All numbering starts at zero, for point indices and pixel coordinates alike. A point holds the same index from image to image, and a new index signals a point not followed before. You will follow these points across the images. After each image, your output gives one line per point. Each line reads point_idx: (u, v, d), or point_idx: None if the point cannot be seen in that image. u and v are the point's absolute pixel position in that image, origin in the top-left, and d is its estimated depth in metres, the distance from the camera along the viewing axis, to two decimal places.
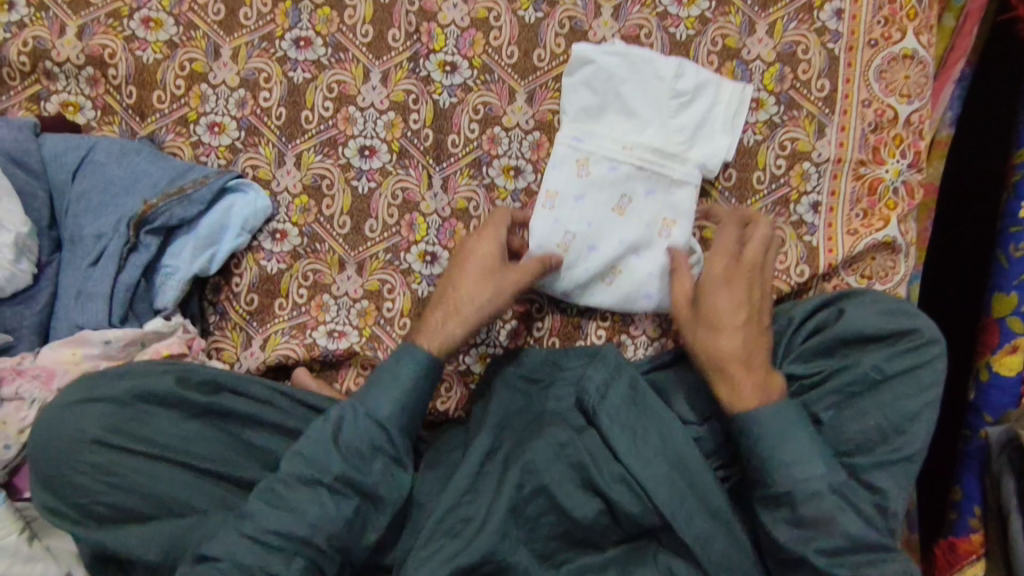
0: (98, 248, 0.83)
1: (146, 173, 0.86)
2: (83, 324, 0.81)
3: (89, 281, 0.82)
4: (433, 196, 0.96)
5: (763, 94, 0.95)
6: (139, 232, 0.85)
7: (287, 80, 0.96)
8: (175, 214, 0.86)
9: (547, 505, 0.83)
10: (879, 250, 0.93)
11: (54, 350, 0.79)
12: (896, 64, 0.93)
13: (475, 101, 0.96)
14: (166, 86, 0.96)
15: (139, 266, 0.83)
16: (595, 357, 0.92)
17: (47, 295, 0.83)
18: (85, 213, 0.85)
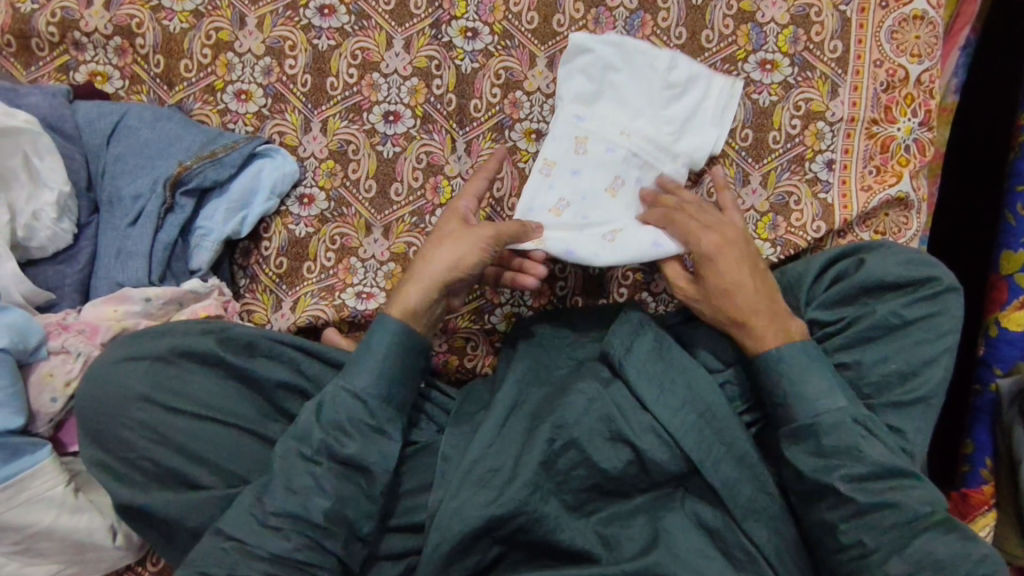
0: (137, 208, 0.85)
1: (179, 137, 0.88)
2: (124, 282, 0.83)
3: (128, 240, 0.84)
4: (457, 160, 0.98)
5: (778, 55, 0.97)
6: (174, 193, 0.87)
7: (312, 47, 0.97)
8: (209, 176, 0.88)
9: (577, 457, 0.85)
10: (892, 206, 0.96)
11: (97, 307, 0.81)
12: (906, 24, 0.96)
13: (497, 66, 0.98)
14: (192, 55, 0.98)
15: (177, 226, 0.85)
16: (620, 314, 0.94)
17: (87, 256, 0.84)
18: (122, 174, 0.86)
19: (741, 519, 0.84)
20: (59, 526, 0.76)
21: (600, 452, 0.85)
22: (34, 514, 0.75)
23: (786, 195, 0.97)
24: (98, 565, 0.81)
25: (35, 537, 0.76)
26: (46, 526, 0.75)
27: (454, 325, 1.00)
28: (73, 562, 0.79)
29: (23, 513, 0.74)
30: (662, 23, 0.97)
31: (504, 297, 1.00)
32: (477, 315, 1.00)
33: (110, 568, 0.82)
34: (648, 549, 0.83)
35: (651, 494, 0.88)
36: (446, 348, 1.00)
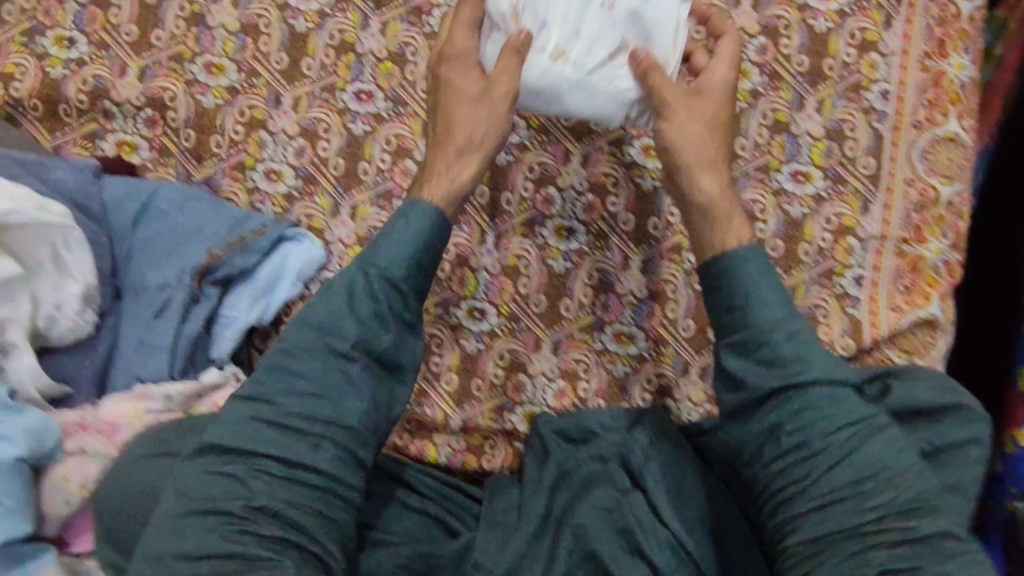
0: (162, 299, 0.83)
1: (207, 224, 0.87)
2: (144, 377, 0.82)
3: (152, 332, 0.83)
4: (485, 253, 0.97)
5: (811, 168, 0.98)
6: (201, 283, 0.85)
7: (347, 131, 0.97)
8: (236, 265, 0.86)
9: (596, 570, 0.82)
10: (920, 327, 0.96)
11: (116, 403, 0.80)
12: (939, 146, 0.97)
13: (531, 160, 0.98)
14: (224, 131, 0.96)
15: (201, 318, 0.84)
16: (638, 420, 0.94)
17: (106, 346, 0.83)
18: (148, 263, 0.85)
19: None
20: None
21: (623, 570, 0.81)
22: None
23: (814, 308, 0.97)
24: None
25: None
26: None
27: (474, 422, 0.97)
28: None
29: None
30: None
31: (525, 395, 0.97)
32: (497, 412, 0.97)
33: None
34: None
35: None
36: (464, 447, 0.96)
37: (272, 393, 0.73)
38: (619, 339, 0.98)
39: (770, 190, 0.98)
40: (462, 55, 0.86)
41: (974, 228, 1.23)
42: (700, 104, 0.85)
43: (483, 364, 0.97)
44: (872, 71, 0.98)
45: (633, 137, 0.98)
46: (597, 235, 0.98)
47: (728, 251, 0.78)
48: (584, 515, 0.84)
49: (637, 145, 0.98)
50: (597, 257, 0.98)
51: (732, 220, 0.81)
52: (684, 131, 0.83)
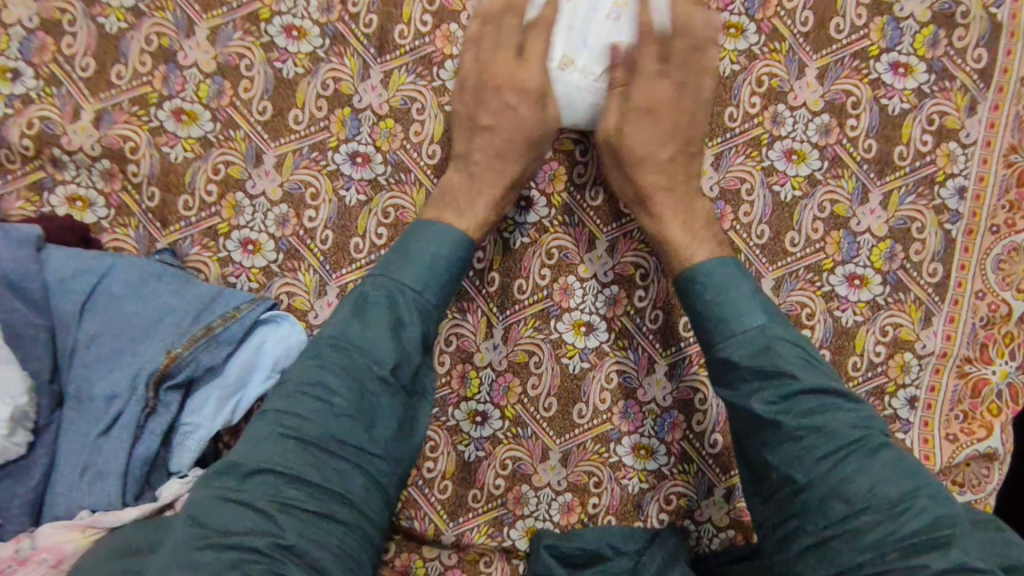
0: (111, 414, 0.70)
1: (167, 310, 0.74)
2: (90, 506, 0.68)
3: (99, 453, 0.69)
4: (491, 347, 0.85)
5: (869, 271, 0.86)
6: (158, 391, 0.72)
7: (337, 198, 0.83)
8: (201, 363, 0.73)
9: None
10: (976, 460, 0.85)
11: (58, 529, 0.64)
12: (1017, 255, 0.85)
13: (549, 244, 0.85)
14: (195, 190, 0.82)
15: (158, 435, 0.71)
16: (652, 541, 0.81)
17: (43, 467, 0.69)
18: (96, 365, 0.71)
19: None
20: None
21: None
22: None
23: None
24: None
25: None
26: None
27: (469, 539, 0.84)
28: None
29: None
30: (743, 219, 0.86)
31: (528, 508, 0.85)
32: (495, 526, 0.84)
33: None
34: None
35: None
36: (455, 564, 0.84)
37: (301, 442, 0.62)
38: (637, 452, 0.85)
39: (821, 293, 0.86)
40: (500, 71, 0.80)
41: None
42: (667, 115, 0.81)
43: (482, 474, 0.84)
44: (948, 164, 0.85)
45: None
46: (620, 332, 0.86)
47: (694, 266, 0.74)
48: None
49: None
50: (620, 357, 0.86)
51: (682, 224, 0.78)
52: (655, 171, 0.79)
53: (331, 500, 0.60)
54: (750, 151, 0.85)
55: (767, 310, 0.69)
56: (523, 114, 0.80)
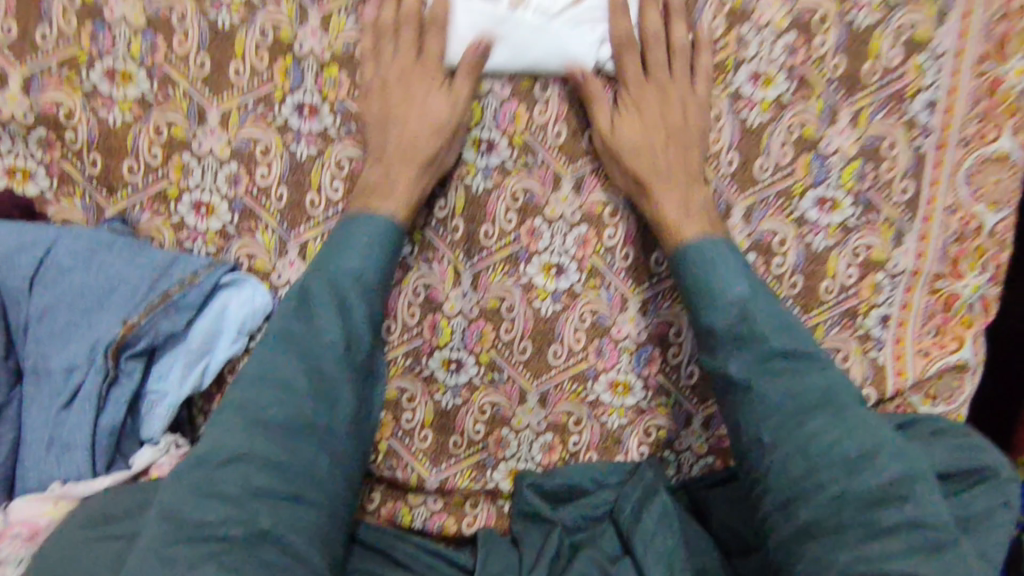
0: (71, 386, 0.70)
1: (121, 279, 0.72)
2: (60, 478, 0.70)
3: (63, 426, 0.70)
4: (460, 295, 0.83)
5: (839, 193, 0.84)
6: (118, 359, 0.71)
7: (288, 154, 0.79)
8: (162, 329, 0.72)
9: None
10: (948, 372, 0.85)
11: (30, 503, 0.66)
12: (987, 166, 0.84)
13: (514, 186, 0.82)
14: (139, 154, 0.79)
15: (122, 404, 0.71)
16: (633, 474, 0.84)
17: (10, 443, 0.70)
18: (50, 339, 0.70)
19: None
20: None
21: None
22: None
23: (833, 351, 0.86)
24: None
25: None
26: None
27: (452, 484, 0.86)
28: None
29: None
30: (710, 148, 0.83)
31: (509, 451, 0.86)
32: (478, 470, 0.86)
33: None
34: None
35: None
36: (441, 508, 0.86)
37: (269, 429, 0.65)
38: (614, 389, 0.86)
39: (790, 219, 0.85)
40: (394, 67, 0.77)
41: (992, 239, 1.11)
42: (653, 96, 0.81)
43: (461, 419, 0.85)
44: (918, 78, 0.82)
45: None
46: (591, 272, 0.84)
47: (683, 243, 0.77)
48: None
49: None
50: (592, 296, 0.84)
51: (693, 206, 0.80)
52: (642, 147, 0.80)
53: (302, 481, 0.64)
54: (715, 78, 0.83)
55: (753, 287, 0.75)
56: (426, 99, 0.77)
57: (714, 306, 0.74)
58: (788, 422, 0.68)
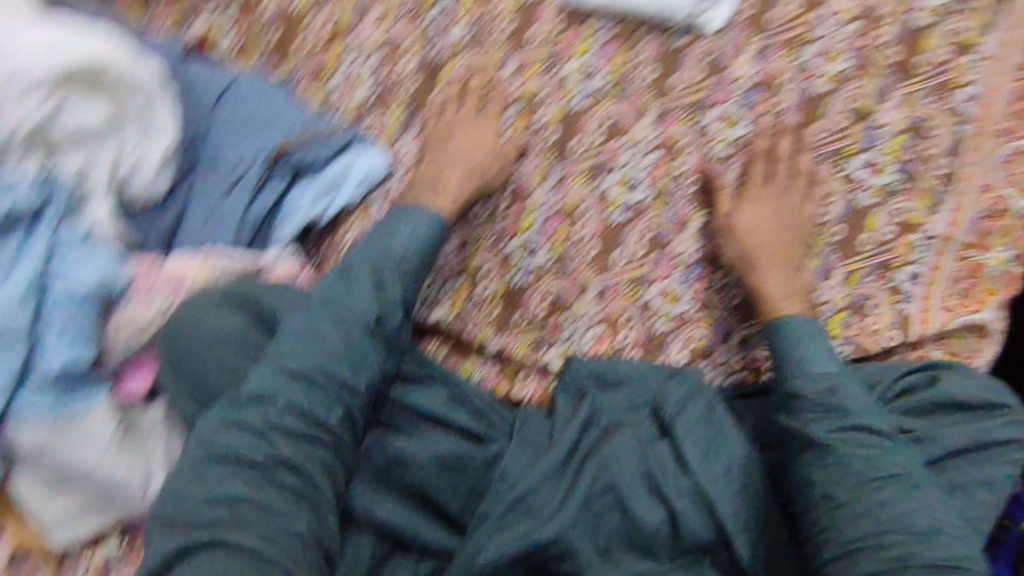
0: (236, 172, 0.94)
1: (283, 114, 0.97)
2: (210, 241, 0.93)
3: (221, 205, 0.94)
4: (546, 191, 0.97)
5: (886, 160, 0.96)
6: (273, 168, 0.95)
7: (426, 52, 0.99)
8: (309, 157, 0.95)
9: (613, 500, 0.85)
10: (967, 331, 0.96)
11: (180, 257, 0.89)
12: (1018, 156, 0.96)
13: (605, 110, 0.97)
14: (309, 34, 1.00)
15: (269, 199, 0.94)
16: (675, 375, 0.93)
17: (175, 211, 0.94)
18: (226, 140, 0.96)
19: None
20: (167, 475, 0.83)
21: (647, 519, 0.83)
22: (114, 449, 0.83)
23: (866, 297, 0.96)
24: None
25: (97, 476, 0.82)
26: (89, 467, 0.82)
27: (511, 351, 0.97)
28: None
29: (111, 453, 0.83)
30: (779, 105, 0.97)
31: (566, 334, 0.97)
32: (535, 346, 0.97)
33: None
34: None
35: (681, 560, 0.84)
36: (497, 372, 0.97)
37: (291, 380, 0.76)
38: (665, 297, 0.97)
39: (840, 176, 0.97)
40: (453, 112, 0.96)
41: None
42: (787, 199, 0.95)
43: (528, 298, 0.97)
44: (961, 74, 0.96)
45: (712, 102, 0.97)
46: (660, 192, 0.97)
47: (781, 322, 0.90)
48: (620, 465, 0.86)
49: (715, 112, 0.97)
50: (658, 213, 0.97)
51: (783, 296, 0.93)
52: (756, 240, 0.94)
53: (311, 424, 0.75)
54: (787, 49, 0.97)
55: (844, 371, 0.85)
56: (480, 133, 0.95)
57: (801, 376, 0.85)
58: (855, 489, 0.76)
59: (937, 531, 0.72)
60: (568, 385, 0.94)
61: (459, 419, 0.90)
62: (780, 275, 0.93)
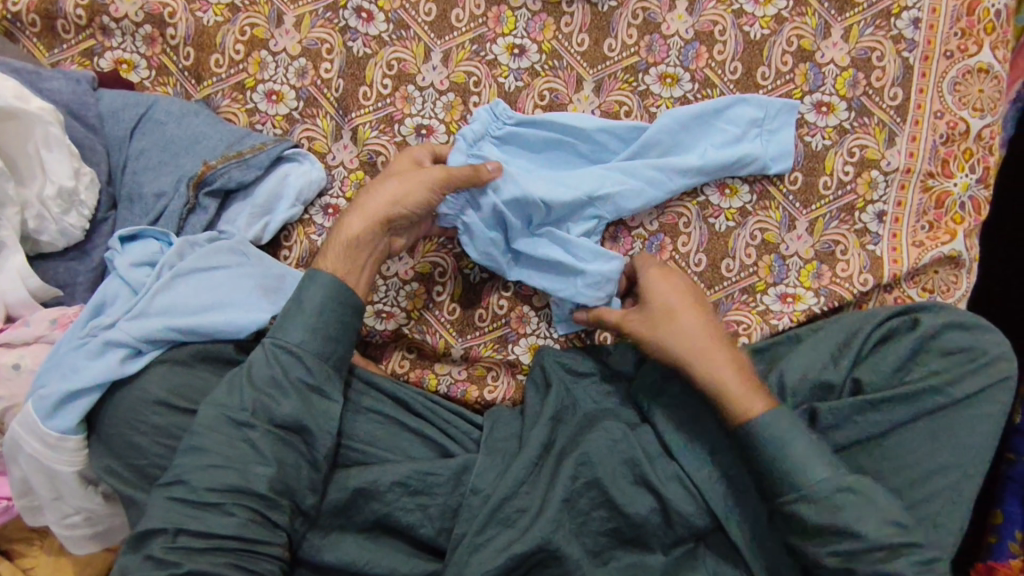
0: (159, 207, 0.85)
1: (55, 93, 0.85)
2: (131, 222, 0.85)
3: (130, 218, 0.85)
4: (338, 148, 0.94)
5: (677, 69, 0.94)
6: (198, 192, 0.86)
7: (194, 19, 0.95)
8: (234, 176, 0.87)
9: (400, 475, 0.79)
10: (762, 249, 0.93)
11: (146, 244, 0.82)
12: (796, 54, 0.93)
13: (388, 57, 0.94)
14: (67, 15, 0.95)
15: (199, 227, 0.86)
16: (436, 412, 0.87)
17: (99, 253, 0.83)
18: (81, 137, 0.85)
19: (602, 532, 0.80)
20: (36, 468, 0.74)
21: (441, 477, 0.80)
22: (97, 376, 0.72)
23: (676, 216, 0.94)
24: (53, 514, 0.77)
25: (33, 429, 0.73)
26: (28, 461, 0.74)
27: None
28: (21, 498, 0.77)
29: (100, 396, 0.74)
30: (564, 28, 0.94)
31: (378, 296, 0.94)
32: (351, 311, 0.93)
33: (89, 551, 0.82)
34: (517, 564, 0.77)
35: (504, 558, 0.75)
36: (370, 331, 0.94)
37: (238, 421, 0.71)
38: None
39: (636, 91, 0.94)
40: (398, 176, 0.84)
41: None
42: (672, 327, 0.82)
43: None
44: None
45: (495, 34, 0.94)
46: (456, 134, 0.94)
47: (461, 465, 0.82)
48: (412, 442, 0.85)
49: (500, 43, 0.94)
50: None
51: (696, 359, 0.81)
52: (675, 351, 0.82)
53: (246, 477, 0.70)
54: None
55: (539, 457, 0.82)
56: (398, 185, 0.83)
57: (463, 513, 0.78)
58: (468, 555, 0.77)
59: (650, 557, 0.80)
60: (363, 373, 0.87)
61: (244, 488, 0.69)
62: (694, 324, 0.82)
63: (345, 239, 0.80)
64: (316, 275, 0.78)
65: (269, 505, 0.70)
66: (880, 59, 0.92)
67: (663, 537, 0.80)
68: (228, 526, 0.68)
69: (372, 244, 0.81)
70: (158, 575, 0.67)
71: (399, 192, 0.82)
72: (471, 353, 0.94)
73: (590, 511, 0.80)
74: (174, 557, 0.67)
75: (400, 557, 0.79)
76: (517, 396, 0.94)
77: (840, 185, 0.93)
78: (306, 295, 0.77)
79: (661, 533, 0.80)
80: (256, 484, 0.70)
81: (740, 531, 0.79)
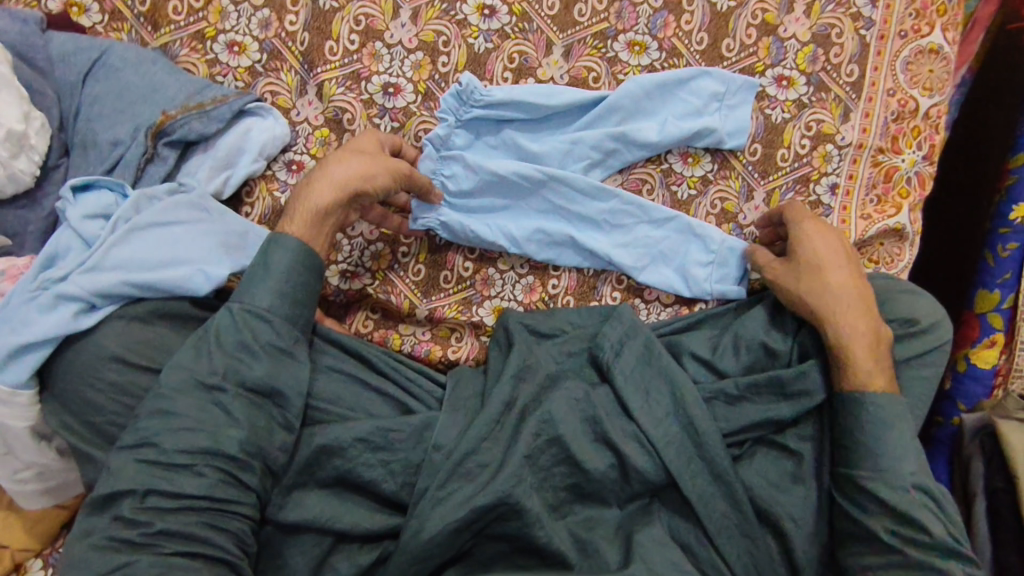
0: (115, 154, 0.83)
1: (3, 31, 0.83)
2: (85, 172, 0.83)
3: (83, 167, 0.83)
4: (303, 104, 0.92)
5: (645, 37, 0.95)
6: (156, 142, 0.84)
7: None
8: (193, 128, 0.84)
9: (364, 432, 0.80)
10: (722, 218, 0.96)
11: (101, 196, 0.79)
12: (760, 27, 0.95)
13: (356, 11, 0.92)
14: None
15: (158, 178, 0.84)
16: (399, 371, 0.88)
17: (52, 202, 0.82)
18: (32, 79, 0.82)
19: (562, 487, 0.82)
20: None
21: (404, 433, 0.81)
22: (47, 330, 0.70)
23: (639, 182, 0.96)
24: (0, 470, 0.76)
25: None
26: None
27: None
28: None
29: (52, 351, 0.72)
30: None
31: (342, 255, 0.94)
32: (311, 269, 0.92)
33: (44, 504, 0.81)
34: (478, 518, 0.77)
35: (465, 513, 0.76)
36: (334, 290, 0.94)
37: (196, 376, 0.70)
38: None
39: (604, 58, 0.95)
40: (362, 153, 0.83)
41: (941, 162, 1.17)
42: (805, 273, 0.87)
43: None
44: None
45: None
46: (425, 94, 0.93)
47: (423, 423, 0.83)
48: (374, 401, 0.85)
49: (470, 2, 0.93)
50: (426, 116, 0.93)
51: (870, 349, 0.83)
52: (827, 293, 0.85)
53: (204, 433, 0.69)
54: None
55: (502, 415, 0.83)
56: (364, 164, 0.81)
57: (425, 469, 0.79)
58: (430, 511, 0.77)
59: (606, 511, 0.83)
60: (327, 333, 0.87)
61: (201, 444, 0.68)
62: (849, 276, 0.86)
63: (312, 209, 0.79)
64: (282, 241, 0.77)
65: (241, 460, 0.70)
66: (839, 36, 0.95)
67: (619, 492, 0.83)
68: (199, 482, 0.67)
69: (337, 213, 0.80)
70: (126, 534, 0.66)
71: (362, 172, 0.81)
72: (436, 314, 0.95)
73: (551, 468, 0.81)
74: (136, 513, 0.66)
75: (364, 513, 0.80)
76: (480, 356, 0.96)
77: (797, 158, 0.96)
78: (268, 255, 0.76)
79: (617, 488, 0.83)
80: (230, 440, 0.69)
81: (693, 488, 0.82)
